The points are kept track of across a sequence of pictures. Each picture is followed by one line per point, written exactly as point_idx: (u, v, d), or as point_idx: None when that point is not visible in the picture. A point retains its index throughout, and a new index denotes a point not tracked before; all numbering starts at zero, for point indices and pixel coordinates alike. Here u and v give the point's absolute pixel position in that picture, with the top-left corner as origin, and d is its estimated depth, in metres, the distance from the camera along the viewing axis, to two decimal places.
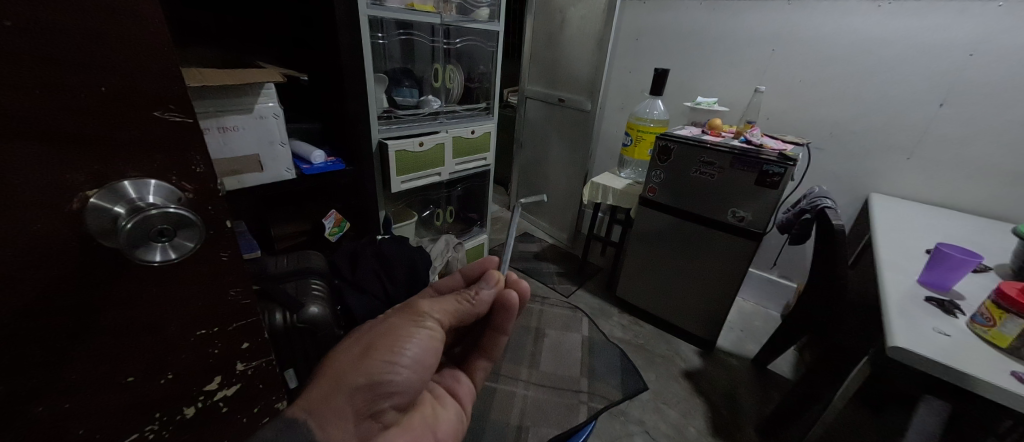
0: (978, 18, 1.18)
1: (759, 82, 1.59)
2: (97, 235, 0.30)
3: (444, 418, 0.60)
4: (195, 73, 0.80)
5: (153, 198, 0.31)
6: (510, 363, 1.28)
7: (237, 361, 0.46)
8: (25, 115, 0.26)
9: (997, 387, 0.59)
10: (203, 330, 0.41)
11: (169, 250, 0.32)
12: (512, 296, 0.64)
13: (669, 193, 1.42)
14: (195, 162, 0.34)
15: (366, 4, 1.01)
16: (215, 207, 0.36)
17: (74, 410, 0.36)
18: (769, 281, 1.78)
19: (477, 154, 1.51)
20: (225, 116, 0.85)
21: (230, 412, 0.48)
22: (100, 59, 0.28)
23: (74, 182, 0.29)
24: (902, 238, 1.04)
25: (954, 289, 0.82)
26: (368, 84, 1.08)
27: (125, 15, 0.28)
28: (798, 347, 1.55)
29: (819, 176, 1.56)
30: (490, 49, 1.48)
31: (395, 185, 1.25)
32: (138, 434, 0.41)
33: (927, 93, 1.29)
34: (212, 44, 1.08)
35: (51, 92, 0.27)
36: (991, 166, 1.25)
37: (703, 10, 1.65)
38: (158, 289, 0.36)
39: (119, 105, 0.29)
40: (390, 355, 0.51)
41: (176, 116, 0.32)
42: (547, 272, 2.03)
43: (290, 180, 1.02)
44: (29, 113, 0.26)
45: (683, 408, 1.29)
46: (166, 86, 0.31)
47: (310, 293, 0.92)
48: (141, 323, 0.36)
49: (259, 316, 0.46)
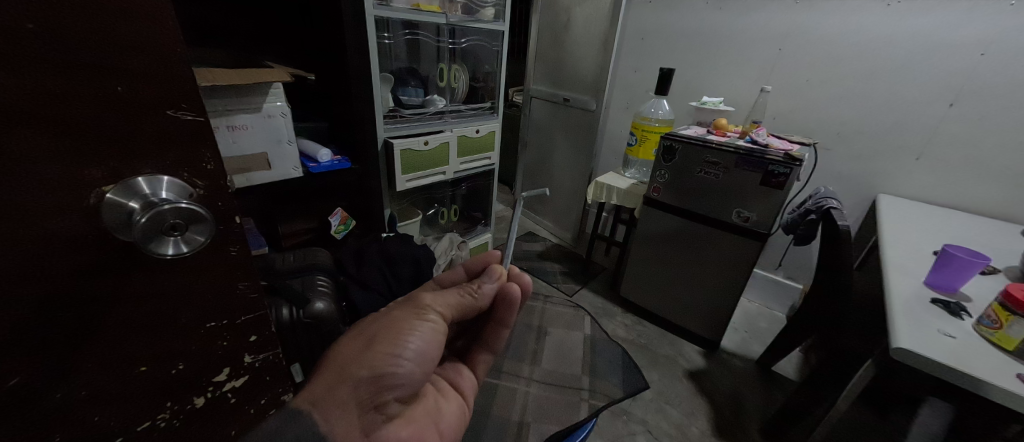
0: (988, 17, 1.16)
1: (765, 81, 1.58)
2: (112, 228, 0.31)
3: (447, 410, 0.61)
4: (205, 72, 0.82)
5: (166, 194, 0.33)
6: (512, 360, 1.28)
7: (245, 353, 0.47)
8: (26, 106, 0.27)
9: (1001, 390, 0.58)
10: (212, 323, 0.42)
11: (181, 244, 0.33)
12: (515, 289, 0.65)
13: (675, 194, 1.42)
14: (206, 159, 0.35)
15: (373, 5, 1.02)
16: (224, 203, 0.38)
17: (88, 397, 0.37)
18: (775, 281, 1.77)
19: (482, 153, 1.51)
20: (234, 114, 0.87)
21: (238, 403, 0.49)
22: (116, 60, 0.29)
23: (90, 178, 0.30)
24: (910, 239, 1.03)
25: (961, 291, 0.81)
26: (374, 83, 1.09)
27: (138, 17, 0.29)
28: (803, 348, 1.54)
29: (826, 177, 1.55)
30: (495, 48, 1.49)
31: (400, 183, 1.27)
32: (150, 422, 0.42)
33: (937, 93, 1.28)
34: (222, 46, 1.11)
35: (67, 90, 0.28)
36: (1001, 167, 1.24)
37: (709, 9, 1.64)
38: (171, 282, 0.37)
39: (131, 103, 0.30)
40: (393, 347, 0.52)
41: (189, 114, 0.34)
42: (550, 271, 2.04)
43: (297, 179, 1.04)
44: (28, 109, 0.27)
45: (686, 408, 1.29)
46: (177, 86, 0.32)
47: (316, 289, 0.93)
48: (153, 312, 0.37)
49: (266, 310, 0.47)
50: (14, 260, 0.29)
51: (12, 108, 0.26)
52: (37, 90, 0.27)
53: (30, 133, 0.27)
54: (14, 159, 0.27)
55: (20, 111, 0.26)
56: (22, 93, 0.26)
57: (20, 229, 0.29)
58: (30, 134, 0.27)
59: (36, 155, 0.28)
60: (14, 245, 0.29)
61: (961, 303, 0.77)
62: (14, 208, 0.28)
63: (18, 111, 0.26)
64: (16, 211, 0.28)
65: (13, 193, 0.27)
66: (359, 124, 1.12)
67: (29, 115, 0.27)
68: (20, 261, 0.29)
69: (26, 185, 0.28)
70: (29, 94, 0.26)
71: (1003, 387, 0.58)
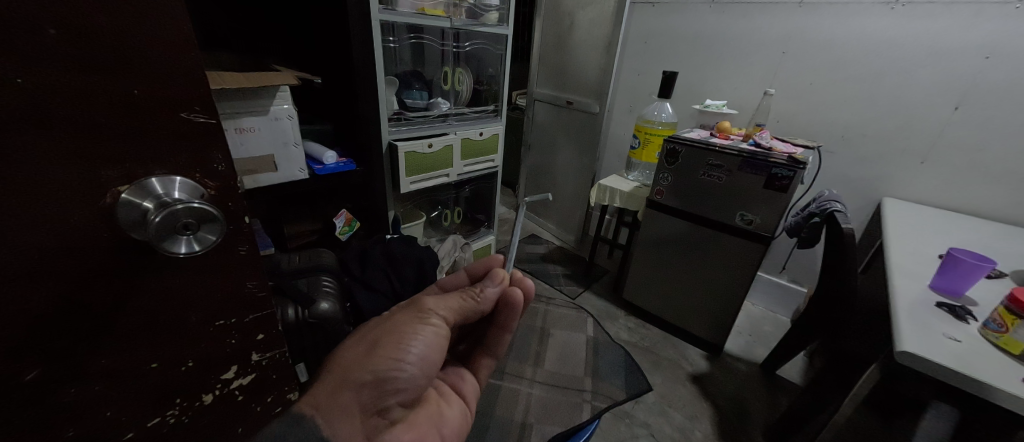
0: (992, 21, 1.16)
1: (769, 84, 1.58)
2: (127, 227, 0.32)
3: (449, 415, 0.62)
4: (214, 76, 0.83)
5: (178, 194, 0.33)
6: (514, 361, 1.29)
7: (252, 352, 0.48)
8: (48, 107, 0.28)
9: (1006, 394, 0.58)
10: (221, 322, 0.43)
11: (193, 243, 0.34)
12: (516, 294, 0.65)
13: (678, 197, 1.42)
14: (217, 161, 0.36)
15: (378, 10, 1.03)
16: (234, 204, 0.38)
17: (100, 393, 0.38)
18: (780, 285, 1.76)
19: (485, 155, 1.53)
20: (241, 117, 0.88)
21: (245, 401, 0.50)
22: (129, 64, 0.30)
23: (106, 179, 0.31)
24: (914, 243, 1.03)
25: (966, 295, 0.81)
26: (379, 87, 1.10)
27: (153, 21, 0.30)
28: (807, 352, 1.53)
29: (829, 180, 1.54)
30: (499, 52, 1.51)
31: (403, 185, 1.28)
32: (159, 419, 0.43)
33: (941, 96, 1.27)
34: (230, 50, 1.13)
35: (86, 93, 0.29)
36: (1007, 171, 1.23)
37: (712, 13, 1.65)
38: (181, 281, 0.38)
39: (145, 105, 0.31)
40: (395, 352, 0.53)
41: (201, 117, 0.34)
42: (553, 273, 2.04)
43: (303, 181, 1.05)
44: (47, 110, 0.28)
45: (689, 412, 1.28)
46: (190, 88, 0.33)
47: (321, 290, 0.94)
48: (164, 310, 0.38)
49: (273, 309, 0.48)
50: (33, 258, 0.30)
51: (24, 109, 0.27)
52: (56, 90, 0.28)
53: (45, 134, 0.28)
54: (35, 157, 0.28)
55: (41, 114, 0.27)
56: (41, 95, 0.27)
57: (38, 230, 0.29)
58: (47, 135, 0.28)
59: (53, 155, 0.29)
60: (29, 243, 0.29)
61: (966, 307, 0.77)
62: (32, 206, 0.29)
63: (39, 113, 0.27)
64: (33, 210, 0.29)
65: (30, 192, 0.28)
66: (364, 126, 1.13)
67: (38, 117, 0.27)
68: (34, 258, 0.30)
69: (35, 183, 0.28)
70: (47, 97, 0.27)
71: (1009, 392, 0.58)
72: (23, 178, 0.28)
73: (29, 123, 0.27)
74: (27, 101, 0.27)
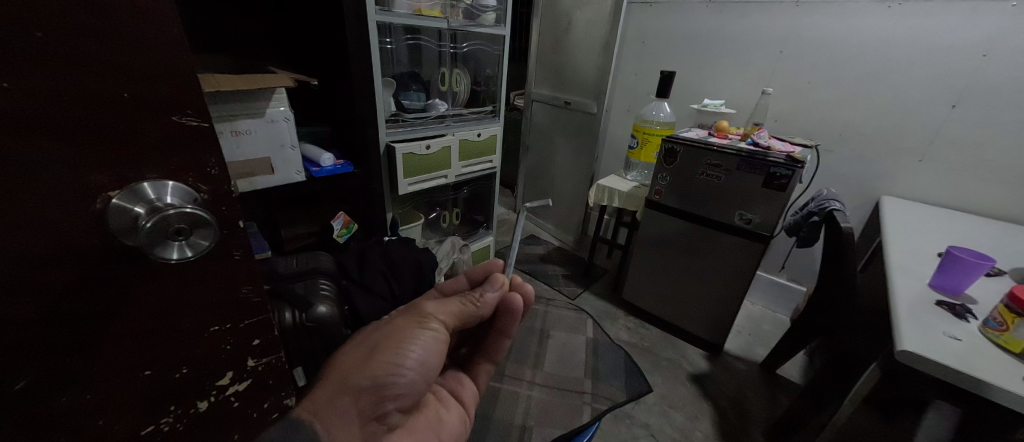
0: (990, 18, 1.16)
1: (767, 83, 1.58)
2: (118, 232, 0.31)
3: (448, 421, 0.61)
4: (210, 78, 0.82)
5: (171, 198, 0.33)
6: (514, 363, 1.28)
7: (249, 357, 0.47)
8: (37, 112, 0.27)
9: (1007, 393, 0.58)
10: (216, 327, 0.42)
11: (185, 248, 0.34)
12: (516, 299, 0.65)
13: (677, 196, 1.42)
14: (211, 164, 0.36)
15: (375, 11, 1.03)
16: (228, 207, 0.38)
17: (92, 401, 0.37)
18: (779, 284, 1.76)
19: (483, 156, 1.53)
20: (238, 120, 0.88)
21: (241, 407, 0.49)
22: (119, 66, 0.29)
23: (96, 184, 0.31)
24: (914, 241, 1.02)
25: (967, 294, 0.81)
26: (377, 88, 1.10)
27: (144, 21, 0.29)
28: (807, 352, 1.53)
29: (828, 179, 1.54)
30: (496, 52, 1.50)
31: (401, 187, 1.27)
32: (154, 426, 0.43)
33: (939, 94, 1.27)
34: (225, 53, 1.12)
35: (74, 97, 0.28)
36: (1005, 168, 1.23)
37: (710, 13, 1.65)
38: (174, 287, 0.37)
39: (134, 108, 0.31)
40: (395, 356, 0.52)
41: (193, 120, 0.34)
42: (552, 274, 2.03)
43: (299, 183, 1.04)
44: (36, 115, 0.27)
45: (690, 412, 1.28)
46: (182, 90, 0.32)
47: (319, 293, 0.93)
48: (158, 317, 0.37)
49: (269, 314, 0.47)
50: (21, 265, 0.29)
51: (9, 113, 0.26)
52: (45, 94, 0.27)
53: (27, 135, 0.27)
54: (21, 164, 0.27)
55: (27, 120, 0.27)
56: (30, 99, 0.27)
57: (26, 238, 0.29)
58: (34, 139, 0.27)
59: (43, 161, 0.28)
60: (23, 251, 0.29)
61: (966, 305, 0.76)
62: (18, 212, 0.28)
63: (26, 117, 0.27)
64: (24, 219, 0.29)
65: (13, 195, 0.28)
66: (361, 128, 1.12)
67: (24, 122, 0.27)
68: (26, 264, 0.29)
69: (26, 191, 0.28)
70: (32, 99, 0.27)
71: (1009, 390, 0.57)
72: (13, 186, 0.27)
73: (17, 129, 0.27)
74: (19, 107, 0.26)
